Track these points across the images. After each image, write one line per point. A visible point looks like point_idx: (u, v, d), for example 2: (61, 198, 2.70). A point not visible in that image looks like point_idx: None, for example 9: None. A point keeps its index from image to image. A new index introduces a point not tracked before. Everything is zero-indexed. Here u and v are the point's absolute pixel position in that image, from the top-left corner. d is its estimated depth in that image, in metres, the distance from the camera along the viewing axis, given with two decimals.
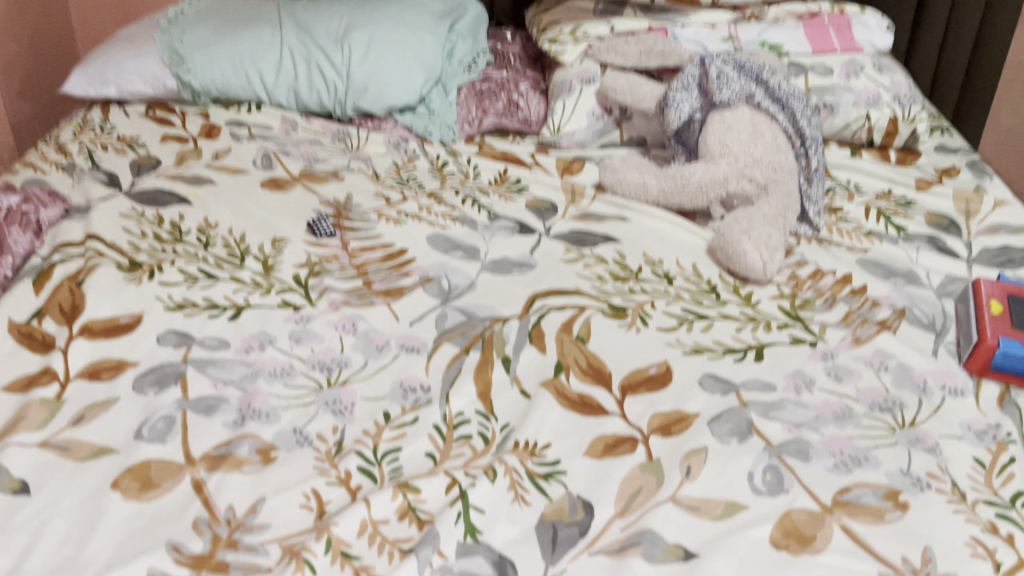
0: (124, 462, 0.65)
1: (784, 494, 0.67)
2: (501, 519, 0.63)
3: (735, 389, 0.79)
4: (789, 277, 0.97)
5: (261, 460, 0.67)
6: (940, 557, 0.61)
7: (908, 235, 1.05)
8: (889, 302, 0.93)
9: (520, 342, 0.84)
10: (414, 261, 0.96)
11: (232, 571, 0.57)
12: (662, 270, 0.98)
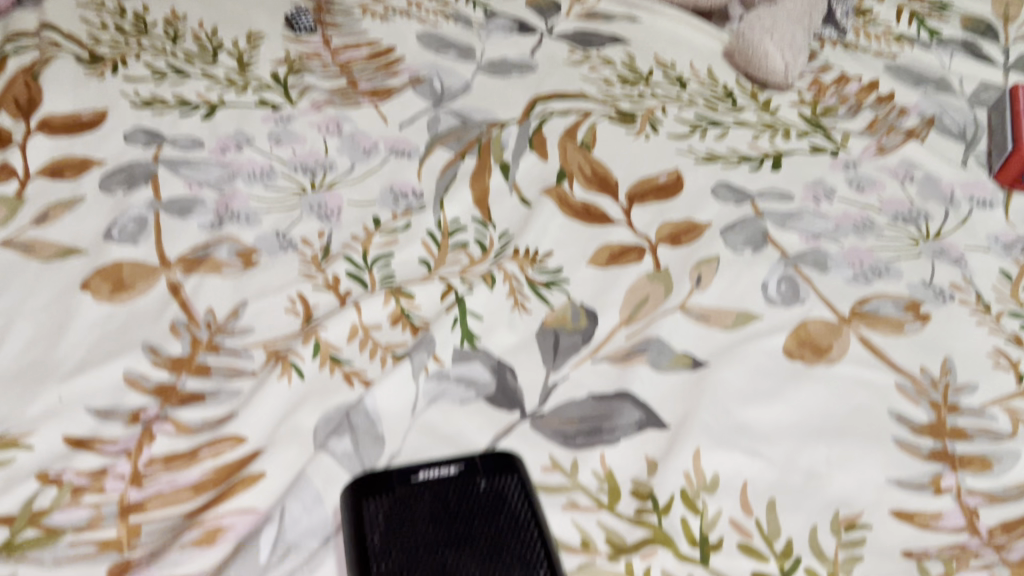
0: (94, 263, 0.60)
1: (799, 305, 0.63)
2: (499, 326, 0.59)
3: (750, 198, 0.73)
4: (812, 82, 0.90)
5: (241, 264, 0.62)
6: (961, 369, 0.58)
7: (941, 41, 0.96)
8: (917, 111, 0.86)
9: (519, 148, 0.76)
10: (403, 60, 0.88)
11: (214, 376, 0.53)
12: (674, 74, 0.90)
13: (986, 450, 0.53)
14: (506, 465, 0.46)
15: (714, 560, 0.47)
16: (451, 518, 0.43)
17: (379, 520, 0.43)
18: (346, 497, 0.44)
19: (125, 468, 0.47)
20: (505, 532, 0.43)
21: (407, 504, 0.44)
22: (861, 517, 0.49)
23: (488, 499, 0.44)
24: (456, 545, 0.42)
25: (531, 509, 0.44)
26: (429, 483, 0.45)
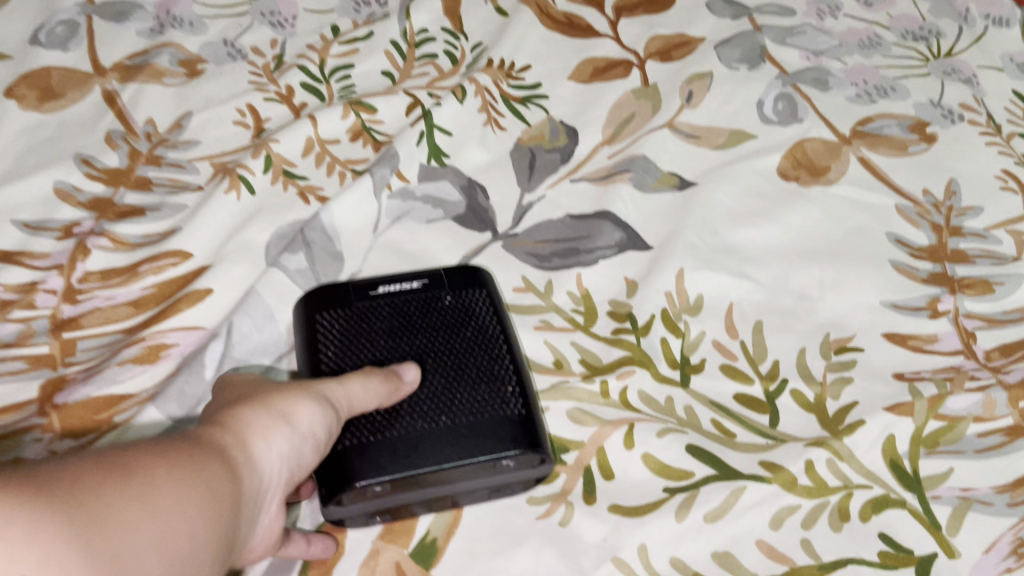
0: (19, 70, 0.54)
1: (797, 124, 0.57)
2: (470, 142, 0.54)
3: (749, 14, 0.65)
4: None
5: (185, 74, 0.56)
6: (966, 191, 0.54)
7: None
8: None
9: None
10: None
11: (155, 191, 0.49)
12: None
13: (989, 274, 0.50)
14: (473, 277, 0.44)
15: (694, 383, 0.44)
16: (410, 332, 0.41)
17: (332, 334, 0.40)
18: (298, 309, 0.42)
19: (57, 283, 0.43)
20: (469, 345, 0.40)
21: (362, 317, 0.41)
22: (852, 341, 0.46)
23: (453, 314, 0.42)
24: (415, 359, 0.40)
25: (501, 324, 0.42)
26: (386, 296, 0.42)
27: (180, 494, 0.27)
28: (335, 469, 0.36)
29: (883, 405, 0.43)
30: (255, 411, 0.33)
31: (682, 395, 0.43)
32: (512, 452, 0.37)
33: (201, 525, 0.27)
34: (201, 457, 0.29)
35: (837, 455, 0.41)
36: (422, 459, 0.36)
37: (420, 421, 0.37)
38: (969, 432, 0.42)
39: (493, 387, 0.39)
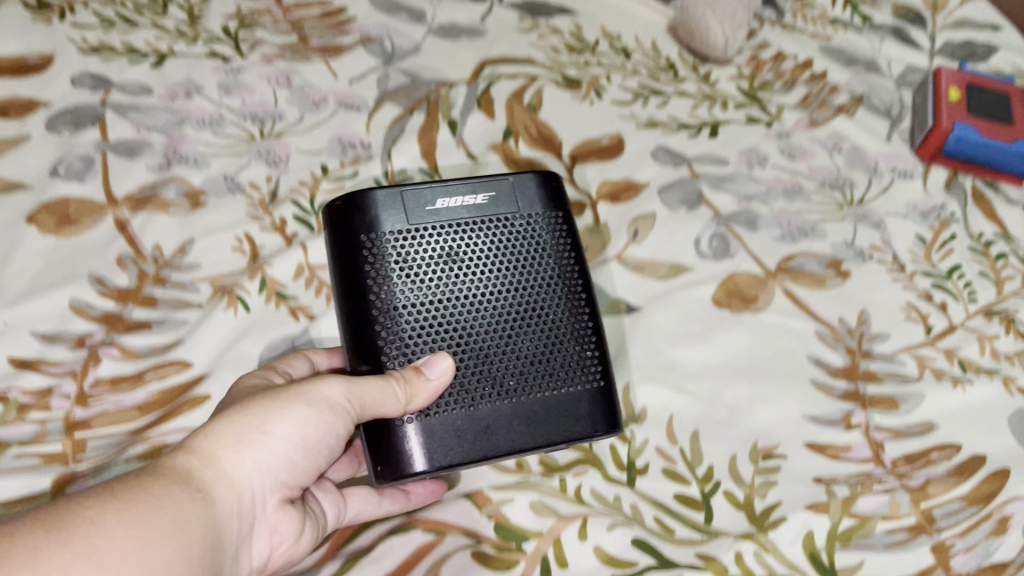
0: (39, 198, 0.61)
1: (729, 259, 0.66)
2: None
3: (687, 162, 0.75)
4: (751, 58, 0.92)
5: (189, 205, 0.63)
6: (876, 319, 0.62)
7: (874, 25, 1.00)
8: (848, 89, 0.90)
9: (467, 108, 0.77)
10: (354, 19, 0.85)
11: (160, 307, 0.55)
12: (620, 44, 0.91)
13: (895, 392, 0.57)
14: (539, 195, 0.54)
15: (640, 483, 0.50)
16: (478, 270, 0.51)
17: (409, 261, 0.50)
18: (383, 222, 0.50)
19: (71, 388, 0.50)
20: (530, 282, 0.51)
21: (434, 244, 0.51)
22: (777, 448, 0.53)
23: (516, 253, 0.52)
24: (488, 301, 0.50)
25: (561, 246, 0.53)
26: (452, 220, 0.52)
27: (139, 522, 0.36)
28: (398, 454, 0.47)
29: (803, 503, 0.50)
30: (237, 425, 0.43)
31: (629, 494, 0.50)
32: (576, 425, 0.49)
33: (165, 538, 0.36)
34: (159, 487, 0.38)
35: (763, 547, 0.48)
36: (493, 436, 0.48)
37: (496, 392, 0.48)
38: (878, 528, 0.50)
39: (560, 347, 0.50)
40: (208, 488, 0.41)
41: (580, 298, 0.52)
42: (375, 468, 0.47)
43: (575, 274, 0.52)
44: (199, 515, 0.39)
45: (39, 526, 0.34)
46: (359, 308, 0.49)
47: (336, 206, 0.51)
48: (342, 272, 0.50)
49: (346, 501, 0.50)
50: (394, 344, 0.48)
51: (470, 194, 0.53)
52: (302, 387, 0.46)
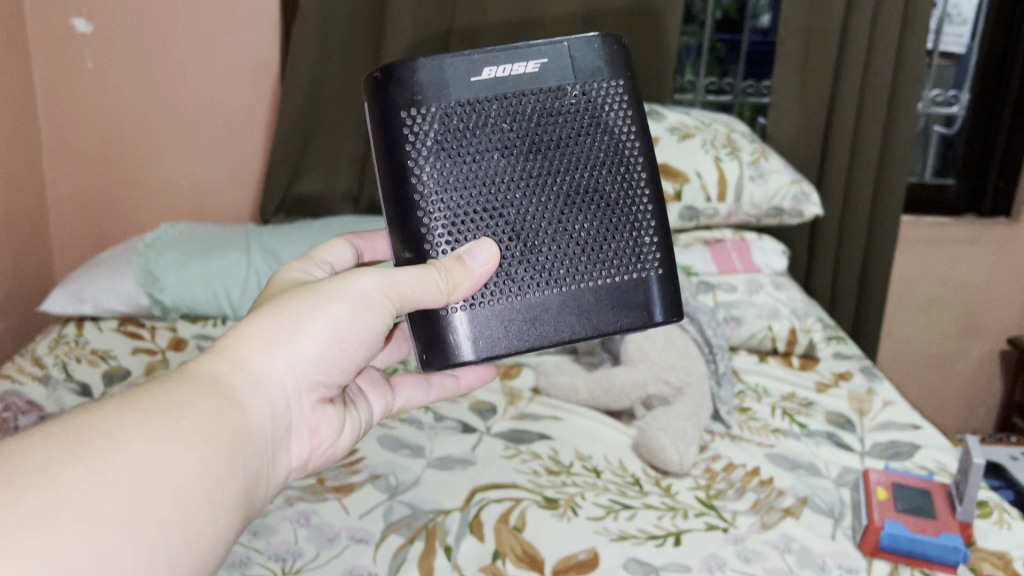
0: None
1: None
2: None
3: (656, 570, 0.86)
4: (705, 469, 1.07)
5: None
6: None
7: (809, 431, 1.17)
8: (793, 491, 1.03)
9: (461, 531, 0.90)
10: (365, 459, 1.03)
11: None
12: (591, 464, 1.05)
13: None
14: (585, 63, 0.64)
15: None
16: (525, 151, 0.63)
17: (459, 137, 0.63)
18: (431, 101, 0.62)
19: None
20: (571, 164, 0.64)
21: (477, 115, 0.63)
22: None
23: (560, 131, 0.64)
24: (531, 185, 0.64)
25: (606, 117, 0.65)
26: (496, 89, 0.63)
27: (158, 437, 0.44)
28: (447, 347, 0.65)
29: None
30: (270, 328, 0.56)
31: None
32: (621, 313, 0.67)
33: (183, 451, 0.44)
34: (181, 404, 0.47)
35: None
36: (544, 323, 0.65)
37: (544, 282, 0.65)
38: None
39: (601, 232, 0.66)
40: (240, 390, 0.52)
41: (620, 177, 0.66)
42: (423, 356, 0.65)
43: (618, 152, 0.66)
44: (230, 417, 0.49)
45: (56, 441, 0.41)
46: (406, 194, 0.63)
47: (378, 79, 0.62)
48: (387, 146, 0.63)
49: (395, 390, 0.77)
50: (439, 229, 0.63)
51: (515, 64, 0.63)
52: (334, 290, 0.60)
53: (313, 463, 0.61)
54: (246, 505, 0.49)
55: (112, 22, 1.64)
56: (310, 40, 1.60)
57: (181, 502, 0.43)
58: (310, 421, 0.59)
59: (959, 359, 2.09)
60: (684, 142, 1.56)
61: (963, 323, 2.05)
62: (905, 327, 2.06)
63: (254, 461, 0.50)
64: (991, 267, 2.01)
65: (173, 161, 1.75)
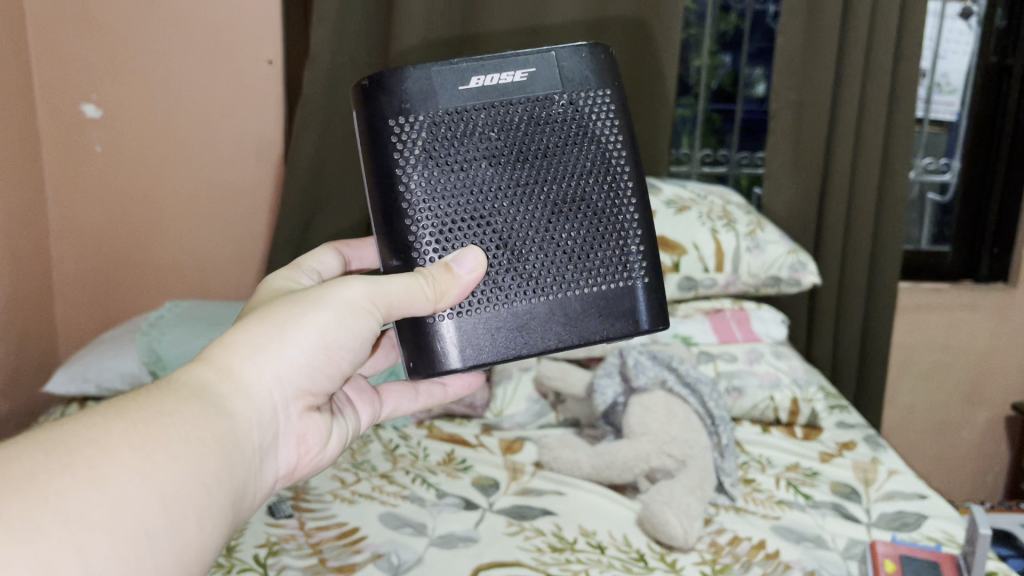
0: None
1: None
2: None
3: None
4: (710, 543, 1.06)
5: None
6: None
7: (814, 503, 1.16)
8: (800, 564, 1.01)
9: None
10: (367, 537, 1.02)
11: None
12: (595, 540, 1.04)
13: None
14: (570, 73, 0.69)
15: None
16: (513, 160, 0.68)
17: (448, 145, 0.67)
18: (421, 110, 0.66)
19: None
20: (559, 172, 0.69)
21: (465, 123, 0.67)
22: None
23: (546, 139, 0.68)
24: (519, 193, 0.68)
25: (590, 125, 0.70)
26: (483, 98, 0.67)
27: (144, 445, 0.45)
28: (437, 356, 0.68)
29: None
30: (257, 334, 0.58)
31: None
32: (608, 319, 0.70)
33: (170, 458, 0.46)
34: (168, 413, 0.49)
35: None
36: (531, 330, 0.69)
37: (532, 291, 0.69)
38: None
39: (588, 240, 0.70)
40: (227, 398, 0.53)
41: (605, 183, 0.70)
42: (411, 364, 0.69)
43: (603, 160, 0.70)
44: (216, 425, 0.51)
45: (42, 451, 0.42)
46: (395, 202, 0.67)
47: (367, 87, 0.66)
48: (376, 152, 0.66)
49: (384, 400, 0.81)
50: (426, 237, 0.67)
51: (502, 73, 0.68)
52: (322, 297, 0.62)
53: (300, 472, 0.63)
54: (232, 514, 0.50)
55: (121, 106, 1.69)
56: (315, 121, 1.63)
57: (169, 512, 0.44)
58: (297, 430, 0.61)
59: (965, 426, 2.07)
60: (680, 214, 1.59)
61: (966, 389, 2.05)
62: (908, 393, 2.05)
63: (241, 467, 0.52)
64: (990, 332, 2.02)
65: (178, 241, 1.78)
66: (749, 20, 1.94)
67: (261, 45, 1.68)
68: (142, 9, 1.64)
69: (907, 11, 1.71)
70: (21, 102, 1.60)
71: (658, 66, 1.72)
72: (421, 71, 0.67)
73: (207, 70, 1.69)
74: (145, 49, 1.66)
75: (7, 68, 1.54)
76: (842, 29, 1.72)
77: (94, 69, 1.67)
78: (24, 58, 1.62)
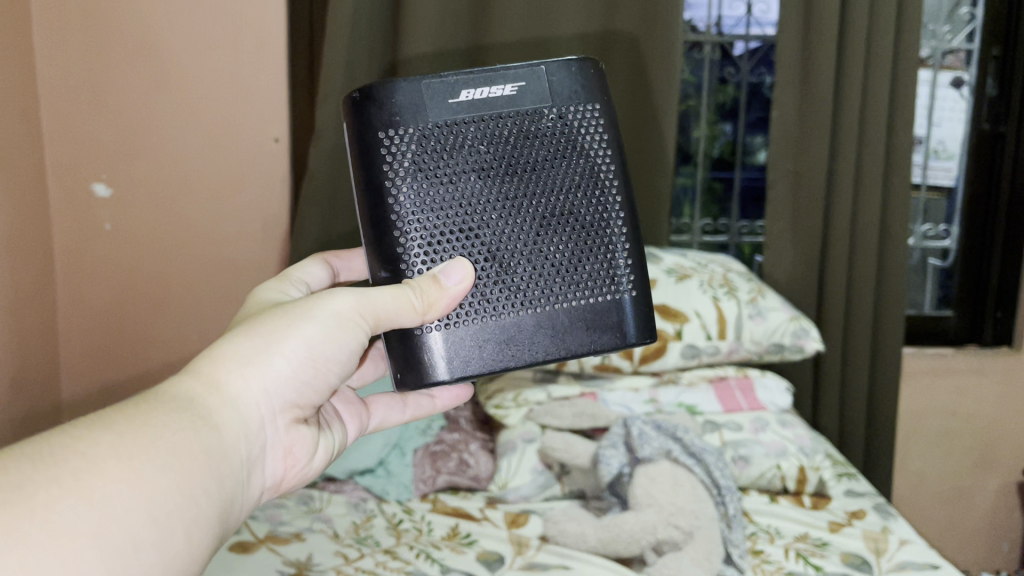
0: None
1: None
2: None
3: None
4: None
5: None
6: None
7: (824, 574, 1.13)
8: None
9: None
10: None
11: None
12: None
13: None
14: (559, 87, 0.74)
15: None
16: (503, 173, 0.72)
17: (438, 157, 0.71)
18: (411, 123, 0.71)
19: None
20: (548, 185, 0.73)
21: (455, 136, 0.71)
22: None
23: (535, 153, 0.73)
24: (507, 206, 0.72)
25: (578, 140, 0.74)
26: (473, 111, 0.72)
27: (130, 456, 0.52)
28: (424, 368, 0.73)
29: None
30: (247, 349, 0.66)
31: None
32: (594, 332, 0.75)
33: (156, 468, 0.53)
34: (156, 426, 0.56)
35: None
36: (519, 342, 0.74)
37: (519, 304, 0.73)
38: None
39: (576, 254, 0.74)
40: (213, 409, 0.61)
41: (592, 196, 0.75)
42: (398, 376, 0.74)
43: (590, 173, 0.75)
44: (202, 437, 0.58)
45: (31, 462, 0.48)
46: (384, 214, 0.71)
47: (358, 99, 0.71)
48: (367, 164, 0.71)
49: (372, 411, 0.88)
50: (416, 249, 0.72)
51: (491, 87, 0.72)
52: (310, 311, 0.69)
53: (287, 482, 0.71)
54: (220, 519, 0.57)
55: (130, 185, 1.73)
56: (319, 197, 1.67)
57: (155, 520, 0.51)
58: (285, 442, 0.69)
59: (977, 492, 2.04)
60: (682, 282, 1.60)
61: (976, 455, 2.02)
62: (918, 461, 2.03)
63: (227, 473, 0.59)
64: (998, 397, 2.01)
65: (184, 316, 1.79)
66: (746, 91, 1.99)
67: (268, 124, 1.73)
68: (152, 91, 1.69)
69: (897, 82, 1.76)
70: (34, 182, 1.64)
71: (657, 131, 1.75)
72: (413, 85, 0.71)
73: (215, 149, 1.73)
74: (155, 130, 1.71)
75: (21, 151, 1.58)
76: (835, 100, 1.76)
77: (106, 149, 1.71)
78: (38, 140, 1.66)
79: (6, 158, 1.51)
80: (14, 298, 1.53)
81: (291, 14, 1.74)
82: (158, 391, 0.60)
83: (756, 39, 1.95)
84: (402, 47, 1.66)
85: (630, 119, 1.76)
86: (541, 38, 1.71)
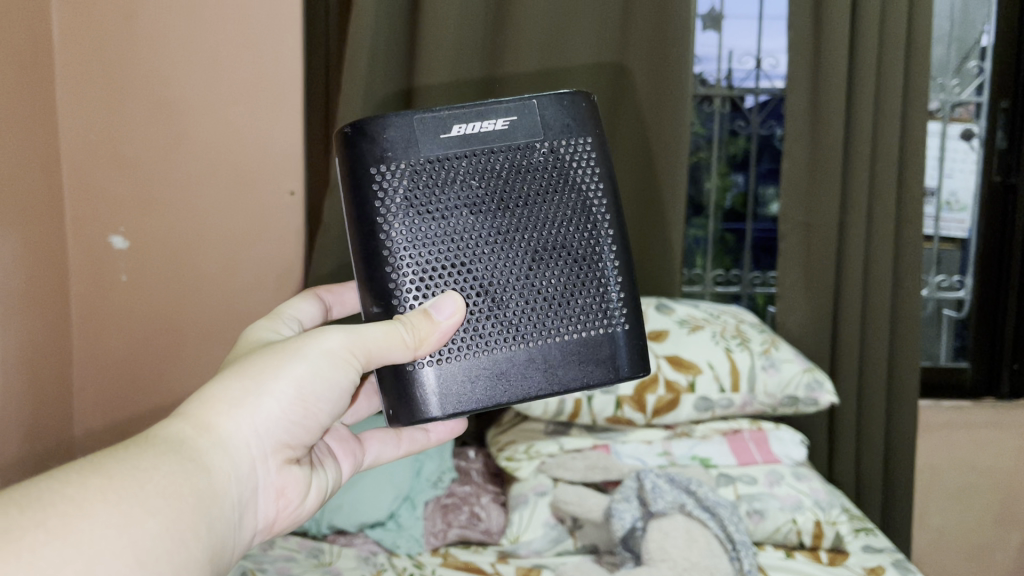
0: None
1: None
2: None
3: None
4: None
5: None
6: None
7: None
8: None
9: None
10: None
11: None
12: None
13: None
14: (550, 120, 0.75)
15: None
16: (494, 207, 0.73)
17: (429, 192, 0.72)
18: (403, 158, 0.72)
19: None
20: (540, 218, 0.74)
21: (446, 171, 0.73)
22: None
23: (527, 185, 0.74)
24: (499, 240, 0.73)
25: (570, 173, 0.75)
26: (464, 145, 0.73)
27: (117, 499, 0.52)
28: (416, 404, 0.73)
29: None
30: (236, 388, 0.66)
31: None
32: (587, 366, 0.76)
33: (144, 512, 0.53)
34: (146, 469, 0.56)
35: None
36: (511, 377, 0.74)
37: (511, 339, 0.74)
38: None
39: (568, 288, 0.75)
40: (202, 451, 0.61)
41: (584, 229, 0.75)
42: (392, 413, 0.75)
43: (583, 207, 0.75)
44: (191, 479, 0.58)
45: (18, 506, 0.49)
46: (377, 250, 0.72)
47: (350, 135, 0.72)
48: (359, 200, 0.72)
49: (363, 448, 0.88)
50: (408, 285, 0.73)
51: (483, 121, 0.74)
52: (300, 348, 0.70)
53: (280, 524, 0.71)
54: (211, 564, 0.57)
55: (147, 237, 1.75)
56: (334, 248, 1.70)
57: (144, 565, 0.51)
58: (277, 484, 0.69)
59: (998, 548, 2.00)
60: (694, 333, 1.61)
61: (997, 510, 1.99)
62: (937, 516, 2.00)
63: (217, 516, 0.59)
64: (1018, 450, 1.98)
65: (197, 366, 1.80)
66: (757, 144, 2.01)
67: (283, 177, 1.75)
68: (171, 144, 1.72)
69: (907, 131, 1.77)
70: (52, 234, 1.66)
71: (667, 177, 1.75)
72: (404, 121, 0.73)
73: (231, 201, 1.76)
74: (173, 182, 1.74)
75: (41, 203, 1.61)
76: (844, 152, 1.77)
77: (124, 202, 1.74)
78: (58, 193, 1.70)
79: (27, 210, 1.54)
80: (30, 347, 1.55)
81: (308, 70, 1.78)
82: (148, 433, 0.60)
83: (765, 92, 1.98)
84: (415, 100, 1.70)
85: (640, 165, 1.78)
86: (551, 73, 1.75)
